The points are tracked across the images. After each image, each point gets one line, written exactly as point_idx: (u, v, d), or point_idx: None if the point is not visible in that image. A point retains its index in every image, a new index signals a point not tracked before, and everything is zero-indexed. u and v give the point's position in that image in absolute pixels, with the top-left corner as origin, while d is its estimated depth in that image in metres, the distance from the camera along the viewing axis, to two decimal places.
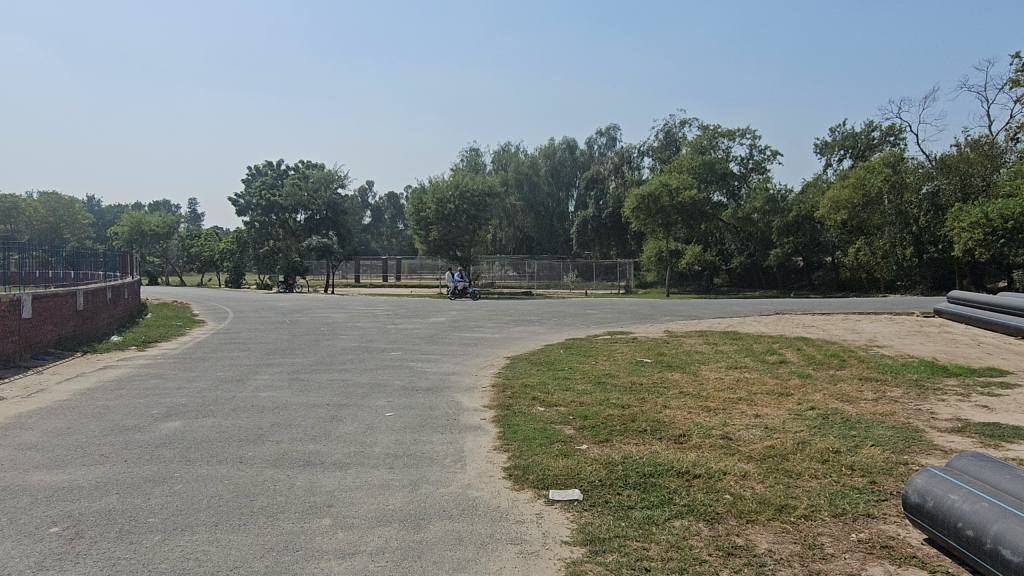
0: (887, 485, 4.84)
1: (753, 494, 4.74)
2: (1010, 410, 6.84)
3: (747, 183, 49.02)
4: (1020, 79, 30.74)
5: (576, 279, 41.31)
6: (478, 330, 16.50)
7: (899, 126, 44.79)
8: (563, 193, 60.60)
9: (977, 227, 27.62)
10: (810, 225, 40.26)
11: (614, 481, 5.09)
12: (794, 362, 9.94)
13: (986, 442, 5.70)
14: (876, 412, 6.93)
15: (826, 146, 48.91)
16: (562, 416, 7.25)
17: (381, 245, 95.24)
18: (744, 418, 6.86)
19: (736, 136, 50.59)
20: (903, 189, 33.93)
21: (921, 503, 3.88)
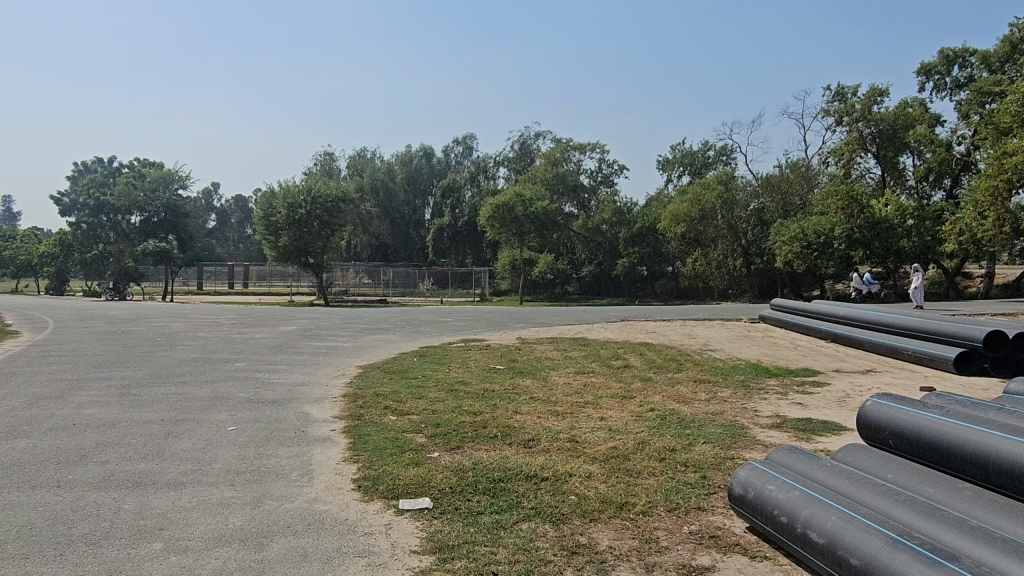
0: (716, 479, 5.22)
1: (597, 494, 4.94)
2: (823, 406, 7.61)
3: (596, 196, 51.42)
4: (830, 107, 34.57)
5: (432, 287, 41.24)
6: (330, 339, 16.06)
7: (730, 146, 48.94)
8: (419, 201, 60.61)
9: (795, 241, 30.52)
10: (652, 237, 42.93)
11: (464, 488, 5.12)
12: (636, 366, 10.48)
13: (799, 436, 6.29)
14: (707, 411, 7.45)
15: (667, 163, 52.26)
16: (414, 425, 7.20)
17: (225, 249, 90.52)
18: (589, 421, 7.13)
19: (586, 150, 52.97)
20: (733, 207, 36.59)
21: (743, 494, 4.22)
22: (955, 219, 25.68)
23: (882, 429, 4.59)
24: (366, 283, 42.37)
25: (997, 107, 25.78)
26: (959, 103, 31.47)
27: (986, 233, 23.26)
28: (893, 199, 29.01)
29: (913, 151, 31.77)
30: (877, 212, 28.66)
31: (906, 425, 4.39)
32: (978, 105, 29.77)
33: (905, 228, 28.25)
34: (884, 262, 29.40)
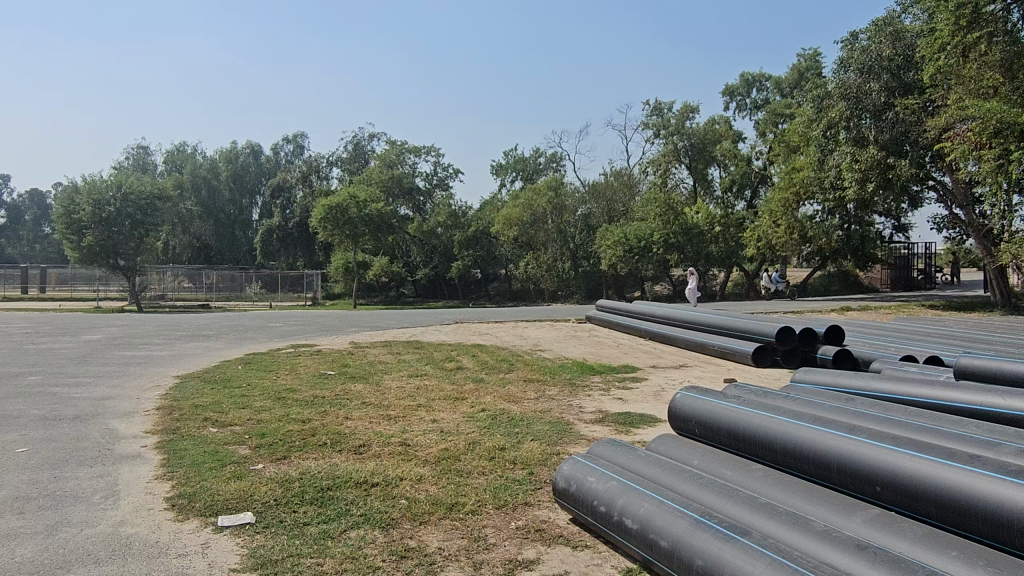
0: (542, 474, 5.41)
1: (427, 496, 4.95)
2: (640, 400, 8.12)
3: (431, 199, 51.42)
4: (648, 122, 37.11)
5: (260, 291, 39.21)
6: (142, 348, 14.78)
7: (559, 154, 51.04)
8: (246, 200, 57.57)
9: (618, 246, 31.96)
10: (486, 240, 43.60)
11: (289, 499, 4.92)
12: (469, 368, 10.61)
13: (619, 429, 6.67)
14: (536, 409, 7.71)
15: (501, 168, 53.41)
16: (237, 436, 6.82)
17: (16, 250, 80.49)
18: (421, 424, 7.12)
19: (421, 153, 52.87)
20: (563, 212, 38.05)
21: (566, 487, 4.41)
22: (754, 227, 28.41)
23: (690, 419, 4.98)
24: (186, 287, 39.31)
25: (788, 128, 28.84)
26: (757, 122, 34.85)
27: (780, 239, 25.95)
28: (703, 208, 31.56)
29: (719, 164, 34.74)
30: (689, 219, 31.04)
31: (708, 415, 4.79)
32: (772, 124, 33.13)
33: (713, 234, 30.95)
34: (695, 265, 31.85)
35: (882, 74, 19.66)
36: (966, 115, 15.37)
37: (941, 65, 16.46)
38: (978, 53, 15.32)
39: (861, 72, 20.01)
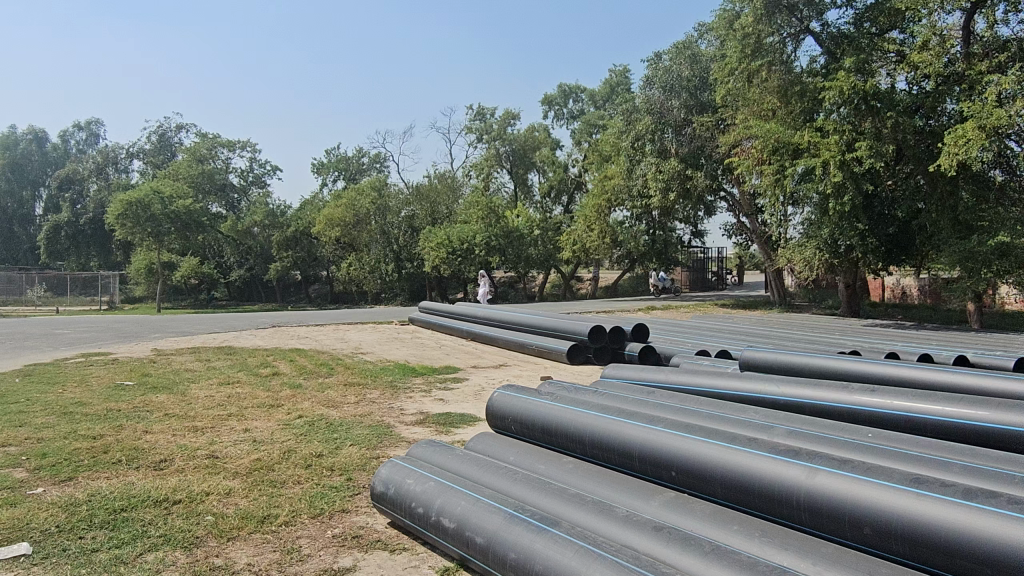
0: (361, 479, 5.32)
1: (236, 510, 4.67)
2: (461, 400, 8.21)
3: (247, 197, 48.80)
4: (472, 126, 37.78)
5: (43, 294, 34.92)
6: None
7: (382, 155, 50.53)
8: (27, 192, 51.23)
9: (441, 248, 31.87)
10: (306, 241, 41.95)
11: (75, 525, 4.44)
12: (286, 374, 10.17)
13: (439, 430, 6.70)
14: (356, 413, 7.54)
15: (322, 167, 51.84)
16: (11, 458, 6.02)
17: None
18: (231, 434, 6.71)
19: (236, 148, 50.01)
20: (386, 212, 37.57)
21: (383, 491, 4.36)
22: (570, 231, 29.67)
23: (507, 417, 5.11)
24: None
25: (601, 138, 30.56)
26: (573, 132, 36.59)
27: (593, 243, 27.46)
28: (523, 212, 32.59)
29: (539, 170, 36.06)
30: (510, 222, 32.00)
31: (524, 412, 4.95)
32: (587, 134, 34.95)
33: (532, 237, 32.16)
34: (516, 267, 32.66)
35: (682, 93, 21.41)
36: (751, 134, 17.11)
37: (731, 88, 18.19)
38: (761, 79, 16.88)
39: (664, 90, 21.68)
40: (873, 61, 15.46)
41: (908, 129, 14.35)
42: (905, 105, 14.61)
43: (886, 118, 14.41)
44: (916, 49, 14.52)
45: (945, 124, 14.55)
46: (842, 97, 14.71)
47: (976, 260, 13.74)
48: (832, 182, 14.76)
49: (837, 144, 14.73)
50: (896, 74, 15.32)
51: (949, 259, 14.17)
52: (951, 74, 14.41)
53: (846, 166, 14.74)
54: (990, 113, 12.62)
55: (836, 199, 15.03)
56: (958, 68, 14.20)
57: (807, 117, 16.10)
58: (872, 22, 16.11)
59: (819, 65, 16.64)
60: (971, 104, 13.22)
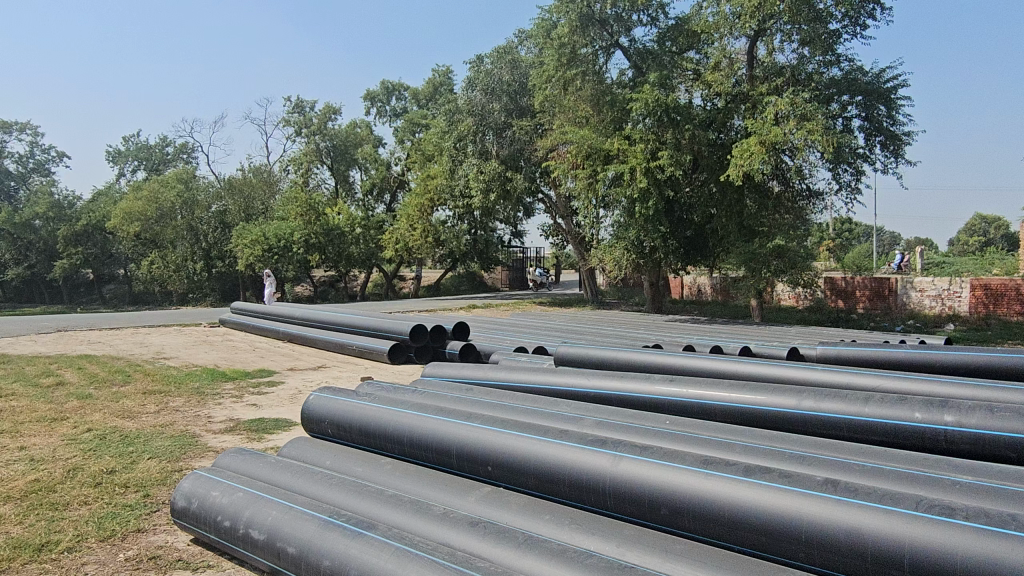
0: (160, 495, 4.90)
1: (7, 540, 4.13)
2: (275, 405, 7.83)
3: (26, 185, 43.40)
4: (289, 119, 36.31)
5: None
6: None
7: (189, 145, 47.13)
8: None
9: (256, 246, 29.89)
10: (100, 236, 38.03)
11: None
12: (72, 384, 9.12)
13: (251, 437, 6.35)
14: (155, 424, 6.93)
15: (118, 155, 47.35)
16: None
17: None
18: (2, 454, 5.91)
19: (11, 130, 44.31)
20: (194, 207, 35.01)
21: (186, 506, 4.06)
22: (392, 229, 29.33)
23: (322, 419, 4.95)
24: None
25: (422, 138, 30.50)
26: (396, 129, 36.28)
27: (415, 242, 27.34)
28: (344, 209, 31.79)
29: (360, 167, 35.34)
30: (330, 220, 31.09)
31: (340, 415, 4.83)
32: (409, 132, 34.78)
33: (353, 235, 31.51)
34: (336, 267, 31.77)
35: (502, 96, 21.93)
36: (566, 139, 17.87)
37: (548, 94, 18.92)
38: (575, 87, 17.71)
39: (485, 92, 22.10)
40: (674, 78, 16.72)
41: (703, 141, 15.92)
42: (700, 120, 16.01)
43: (684, 130, 15.83)
44: (708, 69, 16.13)
45: (733, 138, 16.08)
46: (648, 108, 15.79)
47: (758, 261, 15.47)
48: (638, 187, 15.89)
49: (642, 153, 15.85)
50: (692, 91, 16.66)
51: (737, 259, 15.76)
52: (738, 94, 15.96)
53: (651, 173, 15.91)
54: (769, 130, 14.23)
55: (642, 202, 16.19)
56: (744, 89, 15.79)
57: (616, 127, 17.07)
58: (673, 41, 17.38)
59: (627, 78, 17.73)
60: (754, 122, 14.77)
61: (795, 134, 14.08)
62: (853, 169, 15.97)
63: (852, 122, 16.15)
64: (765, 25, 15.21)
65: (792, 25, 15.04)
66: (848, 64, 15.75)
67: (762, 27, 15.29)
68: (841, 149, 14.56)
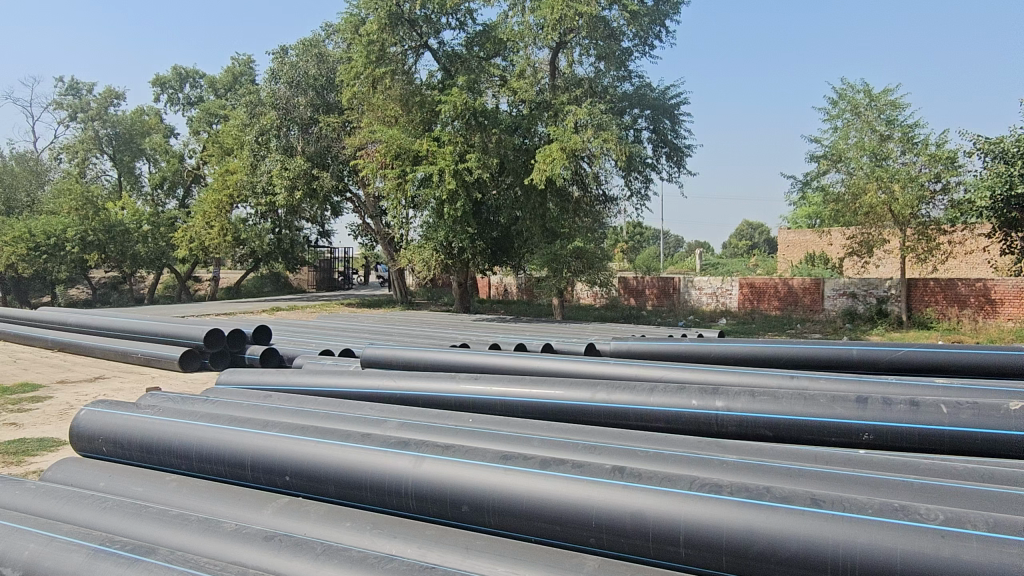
0: None
1: None
2: (41, 423, 6.94)
3: None
4: (61, 102, 32.48)
5: None
6: None
7: None
8: None
9: (19, 243, 26.55)
10: None
11: None
12: None
13: (7, 461, 5.57)
14: None
15: None
16: None
17: None
18: None
19: None
20: None
21: None
22: (186, 227, 27.19)
23: (95, 437, 4.45)
24: None
25: (221, 130, 28.66)
26: (190, 119, 33.79)
27: (212, 241, 25.46)
28: (129, 204, 28.97)
29: (148, 158, 32.40)
30: (112, 216, 28.21)
31: (117, 431, 4.37)
32: (205, 124, 32.51)
33: (140, 233, 28.75)
34: (120, 267, 28.88)
35: (308, 91, 21.24)
36: (374, 138, 17.62)
37: (355, 91, 18.51)
38: (384, 86, 17.44)
39: (290, 86, 21.25)
40: (481, 82, 17.08)
41: (508, 146, 16.43)
42: (507, 124, 16.53)
43: (491, 134, 16.25)
44: (514, 76, 16.65)
45: (537, 144, 16.78)
46: (456, 111, 16.02)
47: (560, 261, 16.27)
48: (447, 189, 16.05)
49: (451, 155, 16.10)
50: (499, 96, 17.15)
51: (540, 260, 16.43)
52: (541, 101, 16.68)
53: (458, 174, 16.24)
54: (569, 137, 15.02)
55: (450, 204, 16.38)
56: (546, 97, 16.52)
57: (425, 128, 17.29)
58: (480, 46, 17.52)
59: (435, 80, 17.85)
60: (555, 129, 15.48)
61: (592, 143, 15.00)
62: (643, 177, 17.28)
63: (641, 133, 17.48)
64: (565, 38, 16.01)
65: (589, 40, 15.97)
66: (638, 80, 17.06)
67: (563, 39, 16.08)
68: (631, 159, 15.72)
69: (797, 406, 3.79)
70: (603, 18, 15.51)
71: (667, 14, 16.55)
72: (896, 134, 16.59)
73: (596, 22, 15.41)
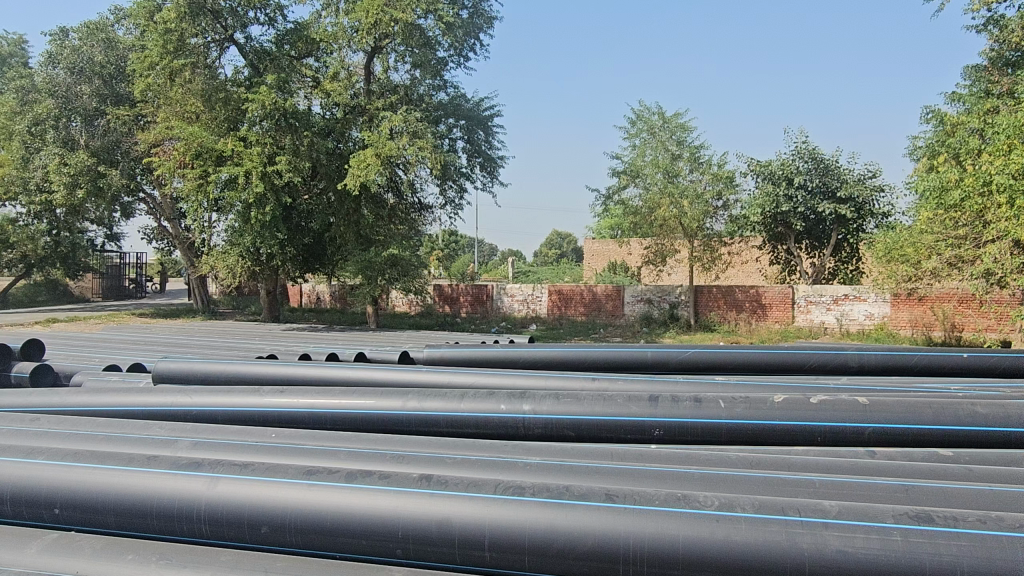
0: None
1: None
2: None
3: None
4: None
5: None
6: None
7: None
8: None
9: None
10: None
11: None
12: None
13: None
14: None
15: None
16: None
17: None
18: None
19: None
20: None
21: None
22: None
23: None
24: None
25: None
26: None
27: None
28: None
29: None
30: None
31: None
32: None
33: None
34: None
35: (93, 79, 19.31)
36: (172, 134, 16.29)
37: (149, 83, 17.02)
38: (183, 80, 16.15)
39: (71, 72, 19.17)
40: (292, 82, 16.44)
41: (320, 149, 15.98)
42: (319, 127, 16.04)
43: (303, 136, 15.79)
44: (327, 78, 16.17)
45: (351, 149, 16.47)
46: (264, 111, 15.24)
47: (374, 268, 16.02)
48: (254, 192, 15.19)
49: (258, 156, 15.18)
50: (311, 98, 16.61)
51: (353, 267, 16.08)
52: (355, 106, 16.38)
53: (267, 177, 15.37)
54: (384, 144, 14.87)
55: (257, 208, 15.57)
56: (361, 101, 16.24)
57: (230, 126, 16.23)
58: (291, 45, 16.83)
59: (242, 77, 16.89)
60: (370, 134, 15.25)
61: (407, 150, 14.96)
62: (457, 186, 17.52)
63: (456, 143, 17.70)
64: (381, 43, 15.90)
65: (404, 48, 15.98)
66: (453, 90, 17.23)
67: (378, 44, 15.91)
68: (446, 167, 15.92)
69: (597, 406, 4.01)
70: (419, 26, 15.53)
71: (480, 27, 16.96)
72: (685, 154, 18.19)
73: (411, 30, 15.41)
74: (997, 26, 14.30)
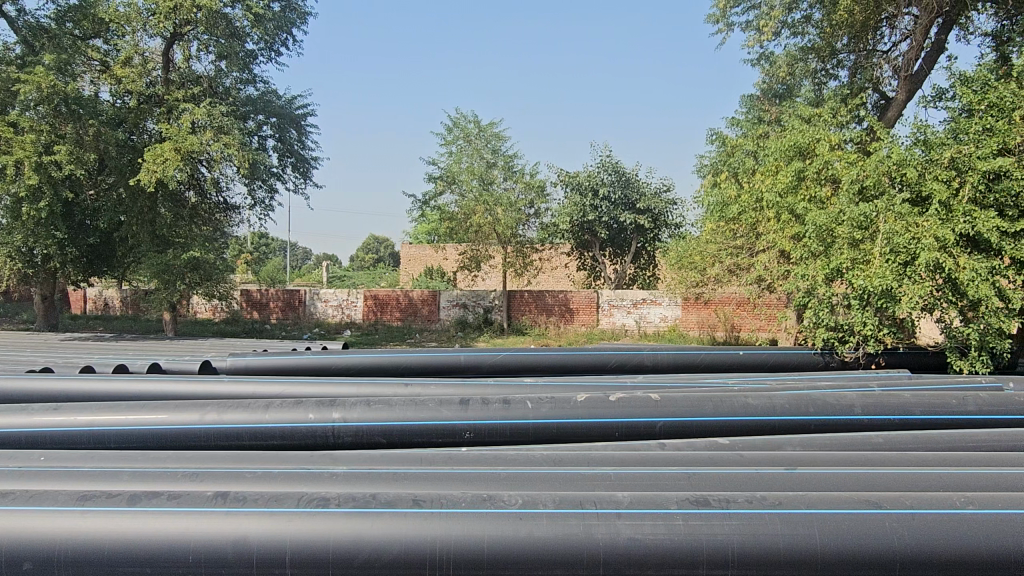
0: None
1: None
2: None
3: None
4: None
5: None
6: None
7: None
8: None
9: None
10: None
11: None
12: None
13: None
14: None
15: None
16: None
17: None
18: None
19: None
20: None
21: None
22: None
23: None
24: None
25: None
26: None
27: None
28: None
29: None
30: None
31: None
32: None
33: None
34: None
35: None
36: None
37: None
38: None
39: None
40: (75, 64, 14.81)
41: (109, 141, 14.43)
42: (108, 116, 14.57)
43: (87, 126, 14.12)
44: (118, 62, 14.69)
45: (147, 141, 15.17)
46: (40, 94, 13.43)
47: (172, 272, 14.81)
48: (26, 185, 13.42)
49: (32, 144, 13.34)
50: (99, 84, 15.08)
51: (147, 270, 14.75)
52: (151, 95, 15.11)
53: (43, 169, 13.66)
54: (184, 137, 13.81)
55: (30, 203, 13.83)
56: (158, 91, 15.02)
57: None
58: (75, 24, 15.25)
59: (13, 54, 14.97)
60: (168, 127, 14.08)
61: (211, 146, 14.03)
62: (267, 186, 16.71)
63: (265, 141, 16.87)
64: (182, 30, 14.79)
65: (208, 36, 14.94)
66: (262, 86, 16.46)
67: (178, 31, 14.79)
68: (255, 166, 15.13)
69: (409, 411, 4.00)
70: (224, 15, 14.73)
71: (293, 22, 16.34)
72: (499, 162, 18.70)
73: (215, 18, 14.58)
74: (767, 61, 16.16)
